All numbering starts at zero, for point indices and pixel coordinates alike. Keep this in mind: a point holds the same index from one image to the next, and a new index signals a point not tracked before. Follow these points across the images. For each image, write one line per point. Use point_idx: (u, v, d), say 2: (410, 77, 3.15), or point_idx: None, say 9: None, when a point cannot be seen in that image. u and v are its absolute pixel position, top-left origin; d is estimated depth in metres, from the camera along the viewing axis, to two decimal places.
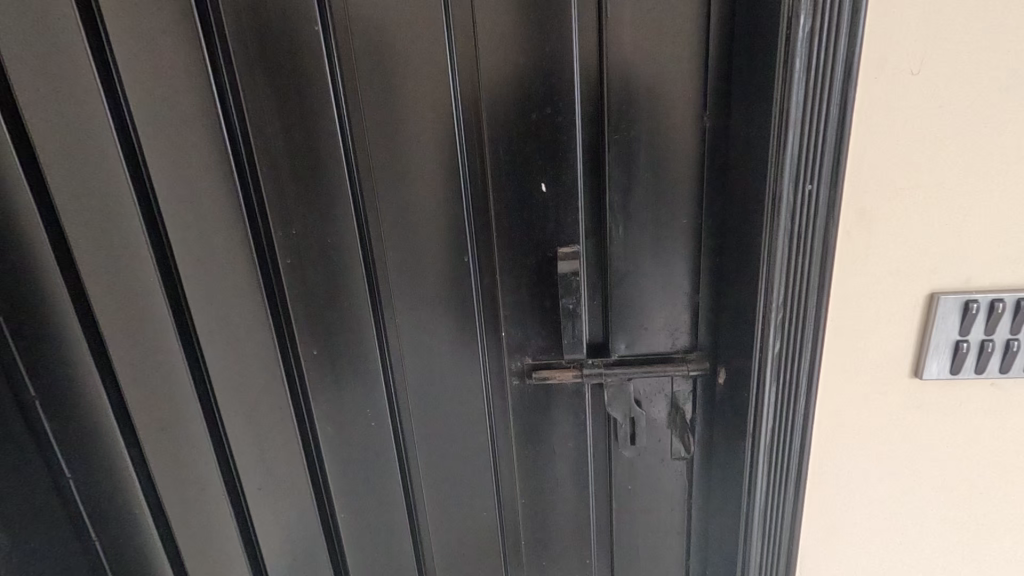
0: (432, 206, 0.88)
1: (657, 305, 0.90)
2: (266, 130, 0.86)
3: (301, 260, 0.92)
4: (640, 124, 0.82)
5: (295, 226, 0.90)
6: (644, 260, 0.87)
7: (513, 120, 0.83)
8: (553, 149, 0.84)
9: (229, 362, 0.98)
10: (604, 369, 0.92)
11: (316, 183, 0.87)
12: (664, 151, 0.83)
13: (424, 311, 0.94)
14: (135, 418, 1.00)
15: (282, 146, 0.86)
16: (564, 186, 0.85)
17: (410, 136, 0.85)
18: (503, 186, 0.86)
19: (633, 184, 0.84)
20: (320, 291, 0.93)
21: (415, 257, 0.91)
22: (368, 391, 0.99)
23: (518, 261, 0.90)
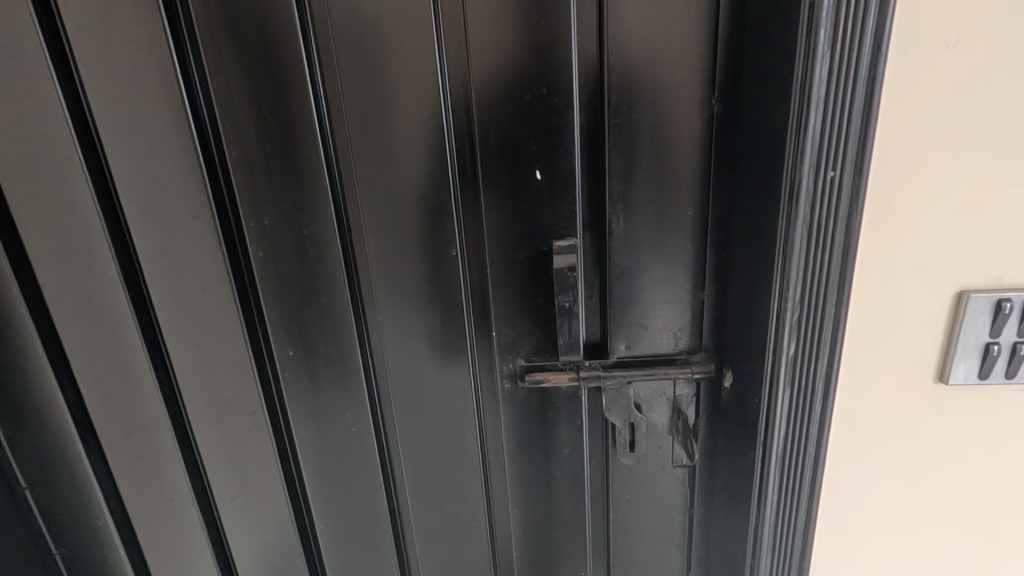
0: (417, 195, 0.81)
1: (659, 304, 0.84)
2: (234, 109, 0.78)
3: (274, 255, 0.85)
4: (643, 107, 0.75)
5: (267, 216, 0.82)
6: (645, 254, 0.81)
7: (505, 101, 0.76)
8: (548, 133, 0.77)
9: (199, 364, 0.90)
10: (602, 372, 0.86)
11: (290, 169, 0.80)
12: (669, 136, 0.76)
13: (409, 309, 0.87)
14: (97, 424, 0.93)
15: (252, 128, 0.78)
16: (560, 174, 0.78)
17: (393, 118, 0.78)
18: (493, 173, 0.79)
19: (635, 172, 0.78)
20: (296, 288, 0.86)
21: (399, 250, 0.84)
22: (349, 395, 0.92)
23: (509, 255, 0.83)
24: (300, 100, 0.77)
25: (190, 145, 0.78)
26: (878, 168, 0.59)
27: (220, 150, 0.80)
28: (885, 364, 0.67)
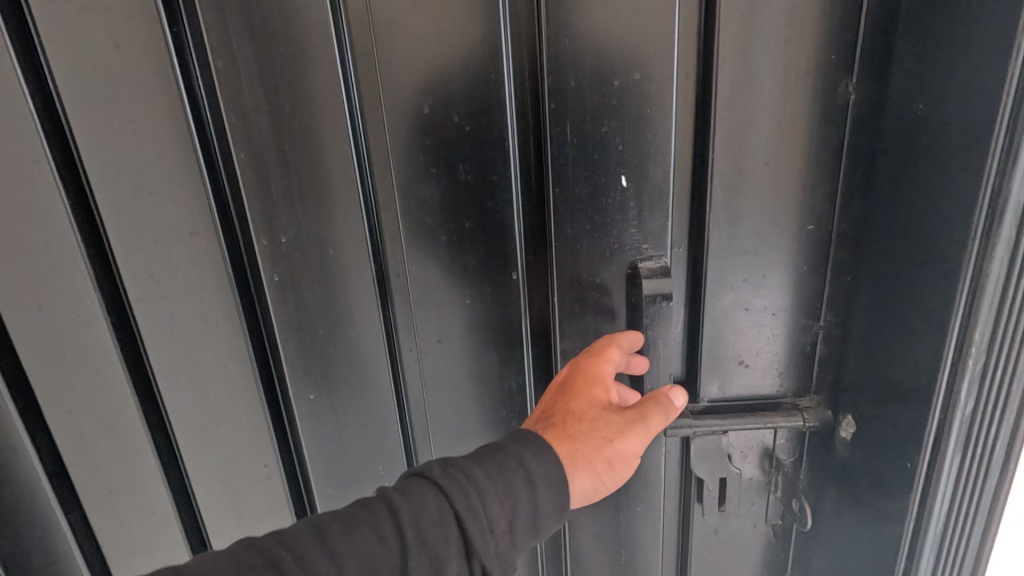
0: (470, 207, 0.65)
1: (762, 338, 0.69)
2: (242, 100, 0.61)
3: (291, 279, 0.69)
4: (763, 96, 0.59)
5: (283, 232, 0.66)
6: (750, 277, 0.66)
7: (586, 89, 0.60)
8: (639, 130, 0.61)
9: (200, 407, 0.75)
10: (693, 421, 0.71)
11: (312, 174, 0.64)
12: (791, 134, 0.60)
13: (455, 343, 0.72)
14: (78, 478, 0.78)
15: (263, 123, 0.62)
16: (650, 180, 0.62)
17: (444, 111, 0.62)
18: (566, 181, 0.62)
19: (745, 179, 0.62)
20: (318, 318, 0.71)
21: (445, 274, 0.68)
22: (379, 443, 0.77)
23: (583, 280, 0.67)
24: (327, 89, 0.61)
25: (189, 146, 0.63)
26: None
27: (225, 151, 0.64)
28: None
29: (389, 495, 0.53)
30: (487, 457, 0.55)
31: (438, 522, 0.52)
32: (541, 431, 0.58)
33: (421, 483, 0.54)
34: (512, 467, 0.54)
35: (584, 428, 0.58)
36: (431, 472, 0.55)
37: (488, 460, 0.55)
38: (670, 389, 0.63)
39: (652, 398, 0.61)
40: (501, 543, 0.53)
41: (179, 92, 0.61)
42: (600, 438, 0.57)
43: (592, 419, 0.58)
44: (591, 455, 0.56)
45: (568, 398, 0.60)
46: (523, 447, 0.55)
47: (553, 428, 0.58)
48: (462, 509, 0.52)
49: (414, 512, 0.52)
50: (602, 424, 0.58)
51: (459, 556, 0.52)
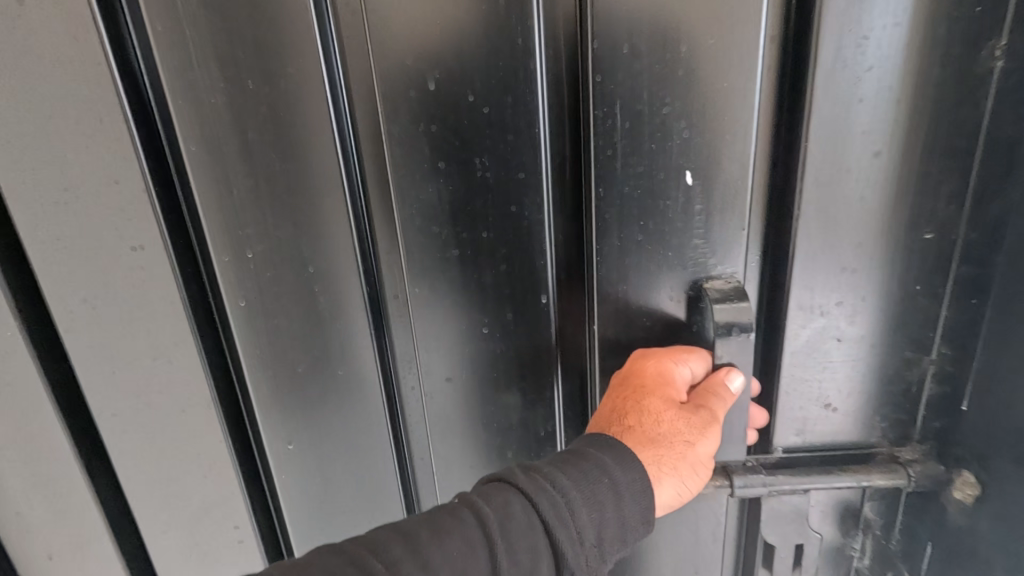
0: (488, 214, 0.50)
1: (856, 373, 0.55)
2: (191, 76, 0.47)
3: (260, 305, 0.54)
4: (877, 66, 0.45)
5: (250, 246, 0.52)
6: (847, 299, 0.52)
7: (642, 58, 0.45)
8: (710, 111, 0.46)
9: (152, 459, 0.61)
10: (769, 479, 0.56)
11: (284, 172, 0.50)
12: (910, 115, 0.46)
13: (465, 382, 0.57)
14: (10, 543, 0.64)
15: (217, 106, 0.48)
16: (722, 178, 0.48)
17: (453, 88, 0.46)
18: (614, 179, 0.48)
19: (845, 175, 0.48)
20: (297, 352, 0.57)
21: (455, 299, 0.54)
22: (374, 498, 0.64)
23: (631, 304, 0.52)
24: (300, 60, 0.47)
25: (122, 139, 0.49)
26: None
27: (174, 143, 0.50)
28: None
29: (475, 499, 0.49)
30: (566, 460, 0.50)
31: (527, 531, 0.48)
32: (619, 434, 0.52)
33: (507, 488, 0.50)
34: (595, 474, 0.49)
35: (665, 432, 0.50)
36: (516, 476, 0.51)
37: (571, 464, 0.50)
38: (728, 369, 0.50)
39: (710, 382, 0.50)
40: (591, 557, 0.48)
41: (110, 67, 0.47)
42: (683, 443, 0.50)
43: (672, 421, 0.50)
44: (679, 461, 0.50)
45: (636, 399, 0.50)
46: (605, 452, 0.50)
47: (631, 431, 0.51)
48: (551, 518, 0.48)
49: (502, 518, 0.48)
50: (682, 426, 0.50)
51: (549, 568, 0.48)
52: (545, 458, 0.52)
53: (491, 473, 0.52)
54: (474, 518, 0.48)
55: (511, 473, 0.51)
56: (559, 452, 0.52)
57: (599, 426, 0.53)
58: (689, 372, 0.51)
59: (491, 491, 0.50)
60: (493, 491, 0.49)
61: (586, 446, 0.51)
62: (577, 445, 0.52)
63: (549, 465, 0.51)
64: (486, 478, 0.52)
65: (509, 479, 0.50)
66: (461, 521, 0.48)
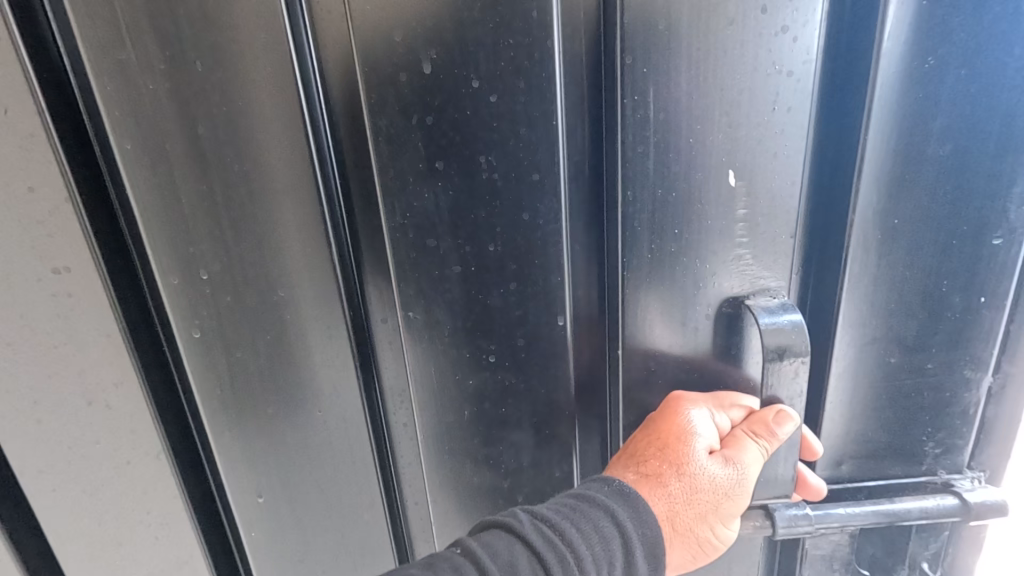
0: (496, 223, 0.42)
1: (912, 396, 0.49)
2: (124, 54, 0.37)
3: (220, 335, 0.45)
4: (943, 48, 0.39)
5: (204, 267, 0.43)
6: (905, 314, 0.46)
7: (680, 36, 0.38)
8: (758, 100, 0.39)
9: (75, 539, 0.48)
10: (814, 520, 0.49)
11: (245, 175, 0.41)
12: (986, 104, 0.40)
13: (467, 422, 0.48)
14: None
15: (160, 96, 0.38)
16: (769, 178, 0.41)
17: (455, 70, 0.38)
18: (644, 180, 0.41)
19: (906, 174, 0.42)
20: (267, 389, 0.47)
21: (456, 326, 0.45)
22: (361, 555, 0.54)
23: (660, 324, 0.45)
24: (264, 36, 0.38)
25: (34, 136, 0.38)
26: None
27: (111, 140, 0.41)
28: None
29: (475, 553, 0.40)
30: (578, 508, 0.42)
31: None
32: (636, 484, 0.44)
33: (510, 540, 0.41)
34: (610, 528, 0.42)
35: (687, 489, 0.44)
36: (522, 525, 0.42)
37: (583, 513, 0.42)
38: (778, 411, 0.43)
39: (748, 428, 0.44)
40: None
41: (13, 41, 0.36)
42: (705, 504, 0.44)
43: (696, 477, 0.44)
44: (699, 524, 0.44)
45: (665, 449, 0.44)
46: (624, 505, 0.43)
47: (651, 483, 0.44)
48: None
49: None
50: (707, 483, 0.44)
51: None
52: (553, 502, 0.44)
53: (490, 519, 0.43)
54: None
55: (515, 520, 0.42)
56: (565, 498, 0.44)
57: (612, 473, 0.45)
58: (727, 422, 0.45)
59: (492, 542, 0.41)
60: (496, 544, 0.41)
61: (597, 492, 0.44)
62: (588, 490, 0.44)
63: (558, 513, 0.42)
64: (482, 524, 0.43)
65: (512, 528, 0.42)
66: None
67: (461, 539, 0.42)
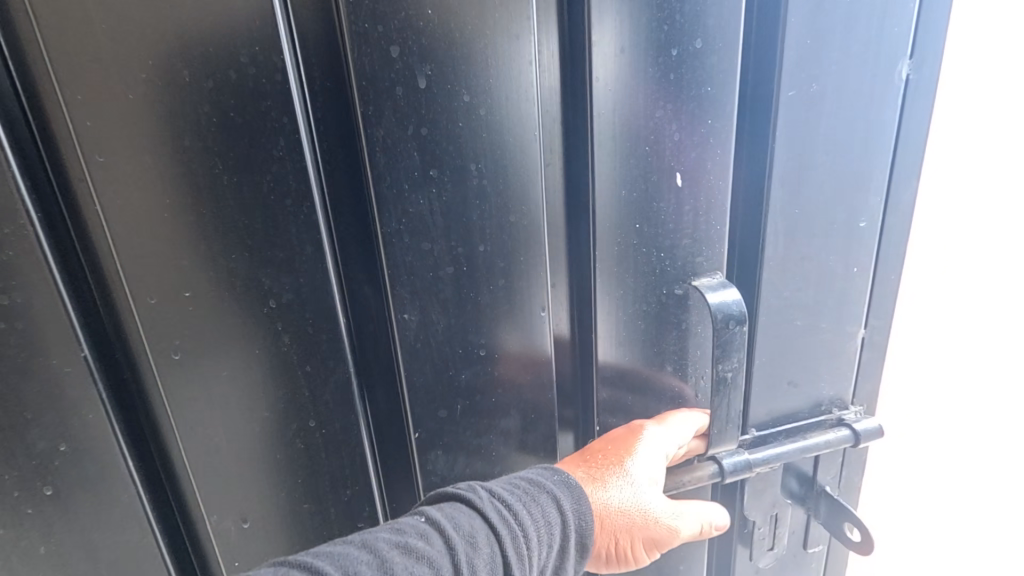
0: (486, 226, 0.45)
1: (814, 350, 0.61)
2: (101, 61, 0.35)
3: (200, 357, 0.43)
4: (828, 74, 0.50)
5: (188, 283, 0.41)
6: (808, 283, 0.57)
7: (637, 63, 0.45)
8: (698, 115, 0.48)
9: None
10: (751, 458, 0.59)
11: (228, 187, 0.39)
12: (852, 119, 0.52)
13: (459, 417, 0.51)
14: None
15: (138, 106, 0.36)
16: (707, 179, 0.50)
17: (448, 86, 0.41)
18: (612, 182, 0.47)
19: (807, 173, 0.52)
20: (255, 409, 0.45)
21: (449, 323, 0.47)
22: None
23: (624, 308, 0.52)
24: (258, 48, 0.37)
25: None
26: (978, 164, 0.58)
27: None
28: (976, 366, 0.65)
29: (439, 522, 0.47)
30: (529, 493, 0.50)
31: (487, 562, 0.47)
32: (589, 483, 0.53)
33: (468, 511, 0.48)
34: (552, 509, 0.50)
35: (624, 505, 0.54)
36: (480, 501, 0.49)
37: (533, 496, 0.50)
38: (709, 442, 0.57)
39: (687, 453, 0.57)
40: None
41: None
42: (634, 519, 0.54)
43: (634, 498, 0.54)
44: (626, 517, 0.54)
45: (609, 458, 0.53)
46: (569, 501, 0.51)
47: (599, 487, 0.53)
48: (512, 550, 0.47)
49: (467, 547, 0.46)
50: (641, 498, 0.54)
51: None
52: (508, 483, 0.51)
53: (451, 491, 0.49)
54: (440, 544, 0.46)
55: (475, 496, 0.49)
56: (520, 482, 0.51)
57: (578, 467, 0.54)
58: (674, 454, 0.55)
59: (453, 513, 0.47)
60: (457, 515, 0.47)
61: (545, 478, 0.52)
62: (536, 475, 0.52)
63: (512, 493, 0.50)
64: (439, 496, 0.50)
65: (472, 503, 0.48)
66: (426, 550, 0.45)
67: (424, 509, 0.48)
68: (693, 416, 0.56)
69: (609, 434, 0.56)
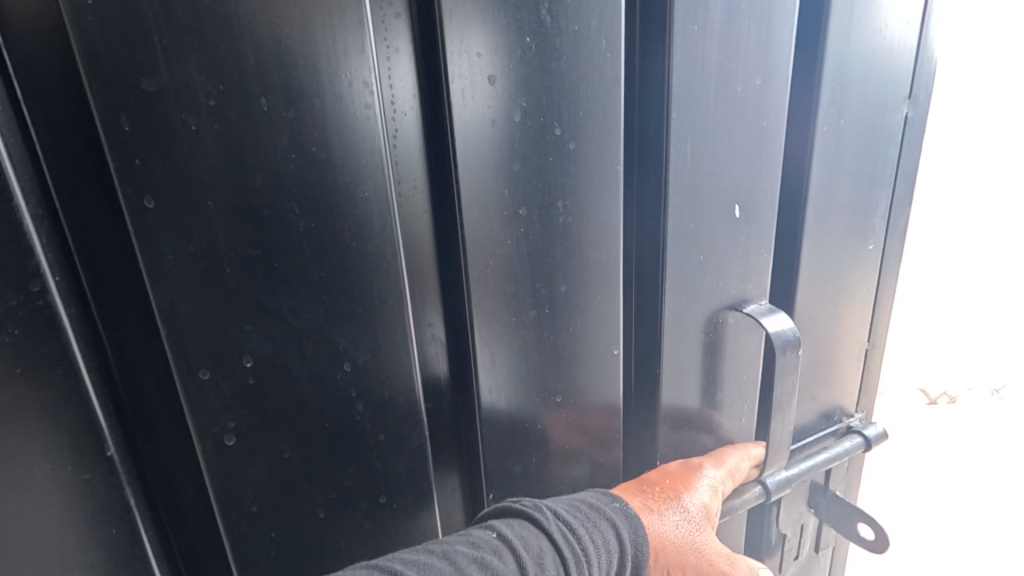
0: (569, 264, 0.43)
1: (833, 366, 0.65)
2: (157, 84, 0.27)
3: (262, 440, 0.35)
4: (853, 114, 0.54)
5: (250, 350, 0.33)
6: (830, 304, 0.61)
7: (710, 99, 0.45)
8: (756, 150, 0.49)
9: None
10: (790, 474, 0.61)
11: (305, 233, 0.33)
12: (868, 154, 0.56)
13: (535, 469, 0.47)
14: None
15: (204, 142, 0.29)
16: (758, 211, 0.51)
17: (541, 120, 0.39)
18: (684, 216, 0.47)
19: (833, 203, 0.56)
20: (320, 492, 0.38)
21: (529, 371, 0.44)
22: None
23: (687, 341, 0.52)
24: (347, 75, 0.32)
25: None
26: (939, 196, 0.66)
27: (104, 194, 0.30)
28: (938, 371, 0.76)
29: (511, 539, 0.40)
30: (590, 519, 0.44)
31: None
32: (646, 511, 0.48)
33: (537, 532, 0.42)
34: (610, 538, 0.44)
35: (680, 541, 0.48)
36: (547, 520, 0.43)
37: (595, 520, 0.44)
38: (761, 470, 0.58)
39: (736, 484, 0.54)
40: None
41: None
42: (690, 559, 0.48)
43: (691, 535, 0.49)
44: (681, 557, 0.48)
45: (666, 491, 0.50)
46: (628, 535, 0.45)
47: (656, 517, 0.48)
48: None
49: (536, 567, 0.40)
50: (696, 532, 0.49)
51: None
52: (568, 503, 0.45)
53: (518, 507, 0.43)
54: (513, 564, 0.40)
55: (543, 515, 0.43)
56: (581, 507, 0.45)
57: (633, 496, 0.50)
58: (728, 490, 0.53)
59: (522, 532, 0.41)
60: (528, 535, 0.41)
61: (606, 505, 0.46)
62: (595, 499, 0.47)
63: (574, 516, 0.44)
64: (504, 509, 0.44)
65: (541, 523, 0.42)
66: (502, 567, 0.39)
67: (497, 523, 0.42)
68: (755, 446, 0.57)
69: (664, 468, 0.53)
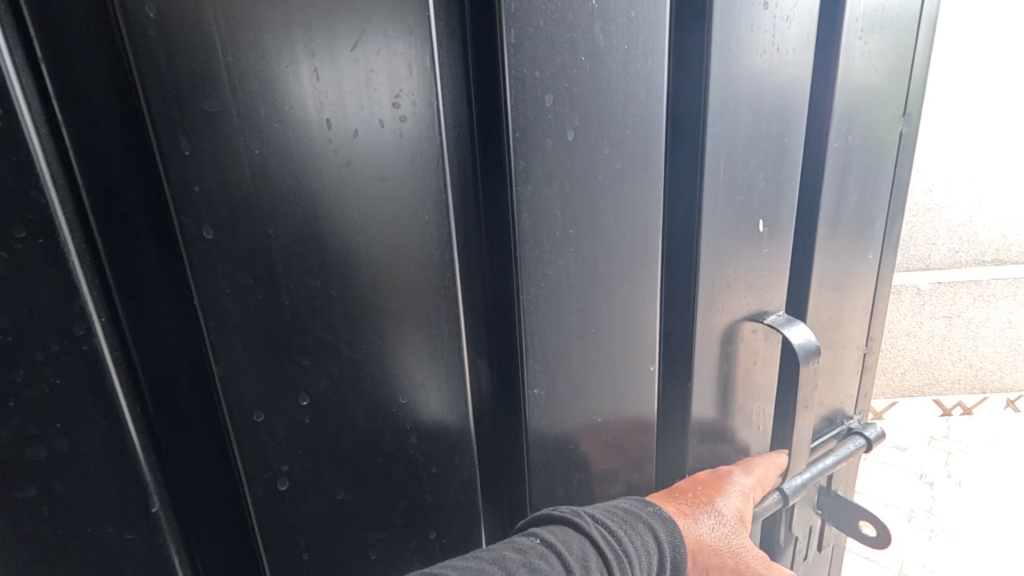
0: (613, 282, 0.43)
1: (838, 371, 0.67)
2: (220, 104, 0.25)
3: (315, 482, 0.32)
4: (860, 132, 0.56)
5: (307, 388, 0.31)
6: (837, 312, 0.63)
7: (740, 117, 0.46)
8: (775, 166, 0.51)
9: None
10: (809, 476, 0.61)
11: (367, 258, 0.31)
12: (871, 170, 0.59)
13: (576, 491, 0.46)
14: None
15: (269, 165, 0.27)
16: (776, 224, 0.53)
17: (591, 139, 0.38)
18: (716, 231, 0.47)
19: (841, 217, 0.58)
20: (371, 531, 0.36)
21: (574, 392, 0.43)
22: None
23: (715, 354, 0.52)
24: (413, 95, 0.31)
25: (25, 235, 0.22)
26: None
27: (155, 225, 0.27)
28: None
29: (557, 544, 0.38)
30: (627, 523, 0.42)
31: None
32: (682, 516, 0.47)
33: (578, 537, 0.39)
34: (649, 542, 0.42)
35: (718, 545, 0.47)
36: (587, 524, 0.40)
37: (632, 523, 0.42)
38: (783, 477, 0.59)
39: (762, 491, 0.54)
40: None
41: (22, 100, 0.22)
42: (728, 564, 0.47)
43: (729, 539, 0.48)
44: (718, 560, 0.47)
45: (700, 497, 0.49)
46: (665, 534, 0.43)
47: (692, 522, 0.47)
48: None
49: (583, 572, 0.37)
50: (732, 534, 0.48)
51: None
52: (602, 509, 0.43)
53: (557, 513, 0.40)
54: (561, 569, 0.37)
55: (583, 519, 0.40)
56: (615, 512, 0.43)
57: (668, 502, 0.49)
58: (756, 496, 0.53)
59: (566, 537, 0.39)
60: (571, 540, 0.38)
61: (640, 509, 0.44)
62: (628, 504, 0.45)
63: (612, 519, 0.42)
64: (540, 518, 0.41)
65: (583, 526, 0.40)
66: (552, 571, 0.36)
67: (540, 529, 0.39)
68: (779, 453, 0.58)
69: (694, 477, 0.52)
